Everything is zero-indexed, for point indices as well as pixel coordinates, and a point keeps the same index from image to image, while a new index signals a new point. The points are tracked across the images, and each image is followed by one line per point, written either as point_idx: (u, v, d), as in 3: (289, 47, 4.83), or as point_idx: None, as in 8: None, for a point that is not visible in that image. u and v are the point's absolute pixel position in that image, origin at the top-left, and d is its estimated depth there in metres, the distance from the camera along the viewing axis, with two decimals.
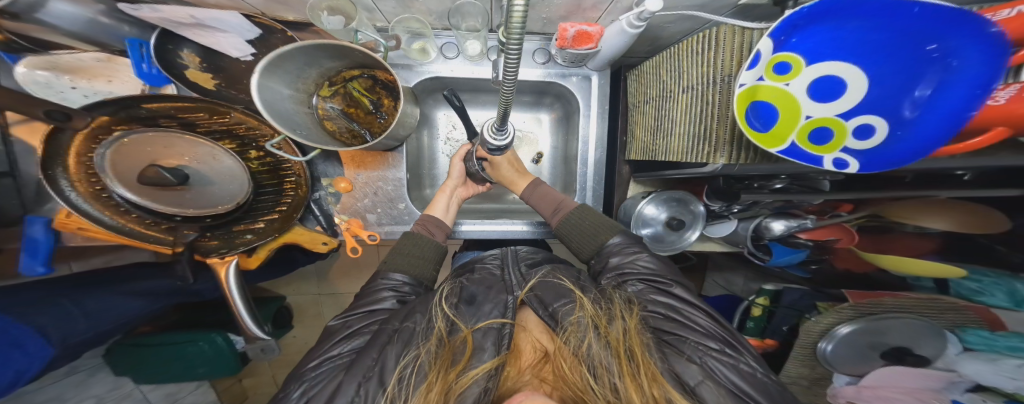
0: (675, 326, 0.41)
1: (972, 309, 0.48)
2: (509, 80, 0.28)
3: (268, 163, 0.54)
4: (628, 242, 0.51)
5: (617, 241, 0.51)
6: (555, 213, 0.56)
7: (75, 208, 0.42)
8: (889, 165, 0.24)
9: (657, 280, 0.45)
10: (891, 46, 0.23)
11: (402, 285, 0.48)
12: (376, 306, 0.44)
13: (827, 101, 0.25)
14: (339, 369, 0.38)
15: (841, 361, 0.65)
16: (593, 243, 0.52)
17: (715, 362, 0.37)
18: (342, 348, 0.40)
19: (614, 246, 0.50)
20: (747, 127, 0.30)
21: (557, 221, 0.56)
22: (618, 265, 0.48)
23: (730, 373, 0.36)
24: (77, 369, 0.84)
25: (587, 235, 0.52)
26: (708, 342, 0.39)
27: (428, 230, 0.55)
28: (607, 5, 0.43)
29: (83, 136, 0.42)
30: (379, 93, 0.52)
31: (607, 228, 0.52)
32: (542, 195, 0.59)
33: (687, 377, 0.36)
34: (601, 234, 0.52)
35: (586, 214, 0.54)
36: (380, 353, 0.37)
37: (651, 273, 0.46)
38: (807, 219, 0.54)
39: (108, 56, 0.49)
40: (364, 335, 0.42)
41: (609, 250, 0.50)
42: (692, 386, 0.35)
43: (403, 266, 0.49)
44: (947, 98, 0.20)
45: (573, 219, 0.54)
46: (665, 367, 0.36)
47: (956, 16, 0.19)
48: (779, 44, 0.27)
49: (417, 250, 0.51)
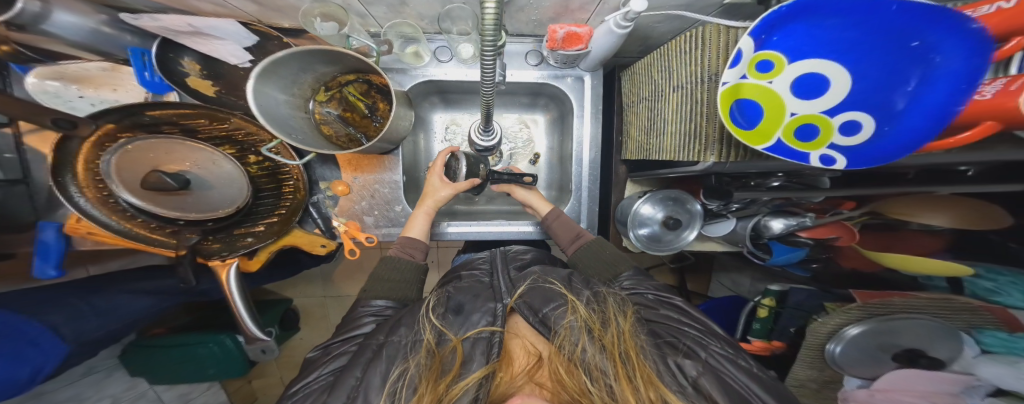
0: (680, 322, 0.43)
1: (989, 311, 0.44)
2: (488, 81, 0.29)
3: (267, 168, 0.55)
4: (640, 276, 0.52)
5: (630, 273, 0.53)
6: (573, 241, 0.58)
7: (83, 213, 0.44)
8: (876, 160, 0.24)
9: (664, 295, 0.48)
10: (875, 42, 0.22)
11: (384, 309, 0.48)
12: (356, 332, 0.44)
13: (810, 98, 0.26)
14: (321, 389, 0.39)
15: (852, 363, 0.62)
16: (608, 273, 0.53)
17: (717, 357, 0.38)
18: (319, 372, 0.41)
19: (627, 275, 0.52)
20: (732, 124, 0.32)
21: (573, 250, 0.58)
22: (631, 282, 0.51)
23: (731, 367, 0.37)
24: (94, 370, 0.85)
25: (603, 262, 0.54)
26: (711, 340, 0.40)
27: (407, 253, 0.55)
28: (595, 5, 0.43)
29: (90, 144, 0.44)
30: (374, 97, 0.54)
31: (624, 259, 0.54)
32: (562, 224, 0.59)
33: (688, 369, 0.36)
34: (617, 263, 0.54)
35: (604, 244, 0.57)
36: (365, 371, 0.37)
37: (659, 290, 0.49)
38: (807, 216, 0.55)
39: (113, 65, 0.52)
40: (347, 354, 0.43)
41: (621, 278, 0.52)
42: (693, 377, 0.35)
43: (383, 292, 0.50)
44: (931, 94, 0.20)
45: (588, 255, 0.55)
46: (664, 367, 0.36)
47: (933, 13, 0.18)
48: (760, 43, 0.27)
49: (399, 274, 0.53)
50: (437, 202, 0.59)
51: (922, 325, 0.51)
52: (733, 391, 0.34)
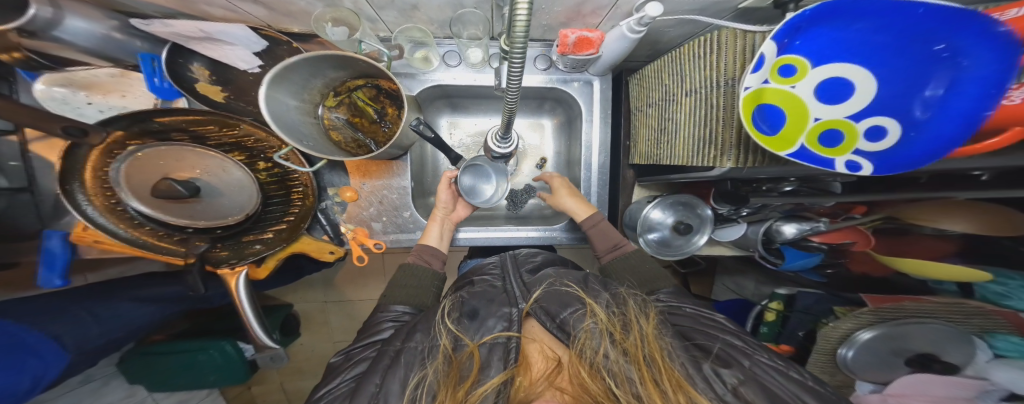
0: (720, 331, 0.41)
1: (1001, 314, 0.46)
2: (513, 87, 0.29)
3: (276, 174, 0.54)
4: (680, 293, 0.50)
5: (670, 290, 0.51)
6: (611, 251, 0.58)
7: (90, 222, 0.43)
8: (904, 167, 0.24)
9: (705, 310, 0.45)
10: (899, 47, 0.23)
11: (403, 316, 0.47)
12: (376, 338, 0.44)
13: (833, 103, 0.25)
14: (342, 395, 0.38)
15: (864, 368, 0.62)
16: (646, 286, 0.52)
17: (764, 367, 0.35)
18: (341, 379, 0.40)
19: (667, 291, 0.50)
20: (754, 130, 0.30)
21: (610, 258, 0.58)
22: (669, 298, 0.49)
23: (780, 379, 0.34)
24: (93, 377, 0.84)
25: (641, 276, 0.54)
26: (759, 351, 0.38)
27: (423, 260, 0.55)
28: (608, 10, 0.43)
29: (99, 151, 0.44)
30: (383, 102, 0.53)
31: (664, 276, 0.53)
32: (600, 232, 0.59)
33: (725, 376, 0.33)
34: (656, 279, 0.53)
35: (645, 257, 0.56)
36: (383, 378, 0.36)
37: (699, 306, 0.47)
38: (821, 221, 0.54)
39: (121, 71, 0.51)
40: (364, 362, 0.42)
41: (660, 292, 0.51)
42: (732, 385, 0.32)
43: (401, 298, 0.50)
44: (959, 98, 0.19)
45: (628, 265, 0.56)
46: (695, 372, 0.34)
47: (964, 16, 0.19)
48: (783, 47, 0.27)
49: (416, 281, 0.53)
50: (444, 207, 0.60)
51: (938, 331, 0.51)
52: (780, 398, 0.32)
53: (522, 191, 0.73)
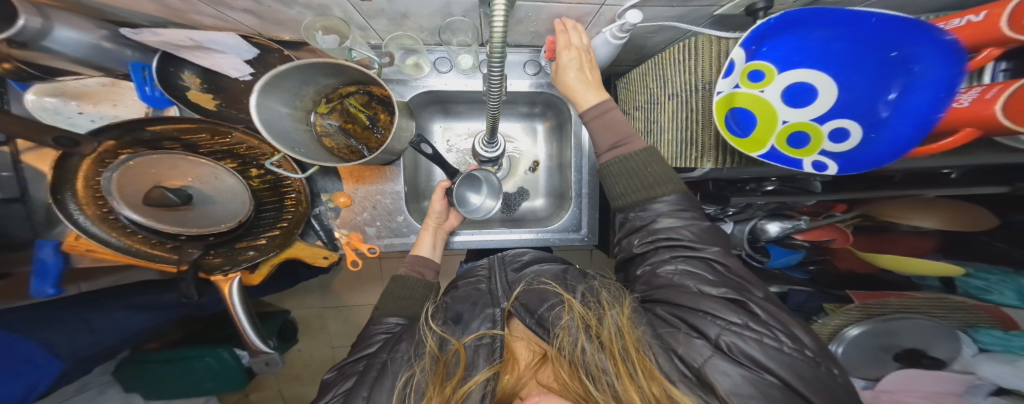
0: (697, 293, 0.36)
1: (983, 309, 0.46)
2: (494, 91, 0.30)
3: (268, 181, 0.55)
4: (683, 205, 0.40)
5: (673, 199, 0.40)
6: (611, 148, 0.43)
7: (83, 231, 0.44)
8: (867, 165, 0.24)
9: (695, 249, 0.38)
10: (859, 53, 0.24)
11: (395, 327, 0.48)
12: (370, 349, 0.44)
13: (801, 106, 0.26)
14: None
15: (857, 366, 0.62)
16: (641, 195, 0.41)
17: (733, 338, 0.32)
18: (333, 393, 0.41)
19: (666, 203, 0.40)
20: (727, 132, 0.31)
21: (608, 159, 0.44)
22: (665, 227, 0.40)
23: (752, 348, 0.31)
24: (87, 387, 0.83)
25: (638, 183, 0.41)
26: (730, 315, 0.33)
27: (417, 271, 0.56)
28: (591, 17, 0.45)
29: (90, 161, 0.44)
30: (375, 108, 0.54)
31: (667, 181, 0.41)
32: (606, 124, 0.43)
33: (692, 357, 0.32)
34: (657, 186, 0.41)
35: (652, 159, 0.41)
36: (370, 392, 0.36)
37: (692, 240, 0.39)
38: (802, 219, 0.58)
39: (112, 81, 0.53)
40: (354, 374, 0.42)
41: (658, 204, 0.40)
42: (697, 366, 0.31)
43: (394, 309, 0.51)
44: (914, 101, 0.21)
45: (632, 166, 0.41)
46: (665, 357, 0.33)
47: (912, 25, 0.20)
48: (751, 53, 0.28)
49: (408, 291, 0.54)
50: (438, 220, 0.60)
51: (922, 326, 0.51)
52: (744, 369, 0.30)
53: (514, 194, 0.75)
